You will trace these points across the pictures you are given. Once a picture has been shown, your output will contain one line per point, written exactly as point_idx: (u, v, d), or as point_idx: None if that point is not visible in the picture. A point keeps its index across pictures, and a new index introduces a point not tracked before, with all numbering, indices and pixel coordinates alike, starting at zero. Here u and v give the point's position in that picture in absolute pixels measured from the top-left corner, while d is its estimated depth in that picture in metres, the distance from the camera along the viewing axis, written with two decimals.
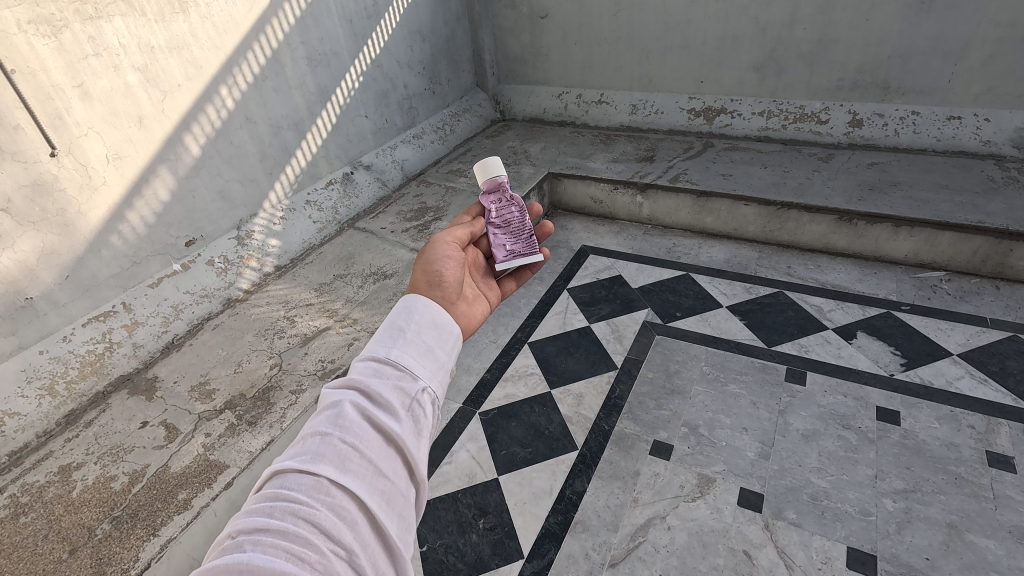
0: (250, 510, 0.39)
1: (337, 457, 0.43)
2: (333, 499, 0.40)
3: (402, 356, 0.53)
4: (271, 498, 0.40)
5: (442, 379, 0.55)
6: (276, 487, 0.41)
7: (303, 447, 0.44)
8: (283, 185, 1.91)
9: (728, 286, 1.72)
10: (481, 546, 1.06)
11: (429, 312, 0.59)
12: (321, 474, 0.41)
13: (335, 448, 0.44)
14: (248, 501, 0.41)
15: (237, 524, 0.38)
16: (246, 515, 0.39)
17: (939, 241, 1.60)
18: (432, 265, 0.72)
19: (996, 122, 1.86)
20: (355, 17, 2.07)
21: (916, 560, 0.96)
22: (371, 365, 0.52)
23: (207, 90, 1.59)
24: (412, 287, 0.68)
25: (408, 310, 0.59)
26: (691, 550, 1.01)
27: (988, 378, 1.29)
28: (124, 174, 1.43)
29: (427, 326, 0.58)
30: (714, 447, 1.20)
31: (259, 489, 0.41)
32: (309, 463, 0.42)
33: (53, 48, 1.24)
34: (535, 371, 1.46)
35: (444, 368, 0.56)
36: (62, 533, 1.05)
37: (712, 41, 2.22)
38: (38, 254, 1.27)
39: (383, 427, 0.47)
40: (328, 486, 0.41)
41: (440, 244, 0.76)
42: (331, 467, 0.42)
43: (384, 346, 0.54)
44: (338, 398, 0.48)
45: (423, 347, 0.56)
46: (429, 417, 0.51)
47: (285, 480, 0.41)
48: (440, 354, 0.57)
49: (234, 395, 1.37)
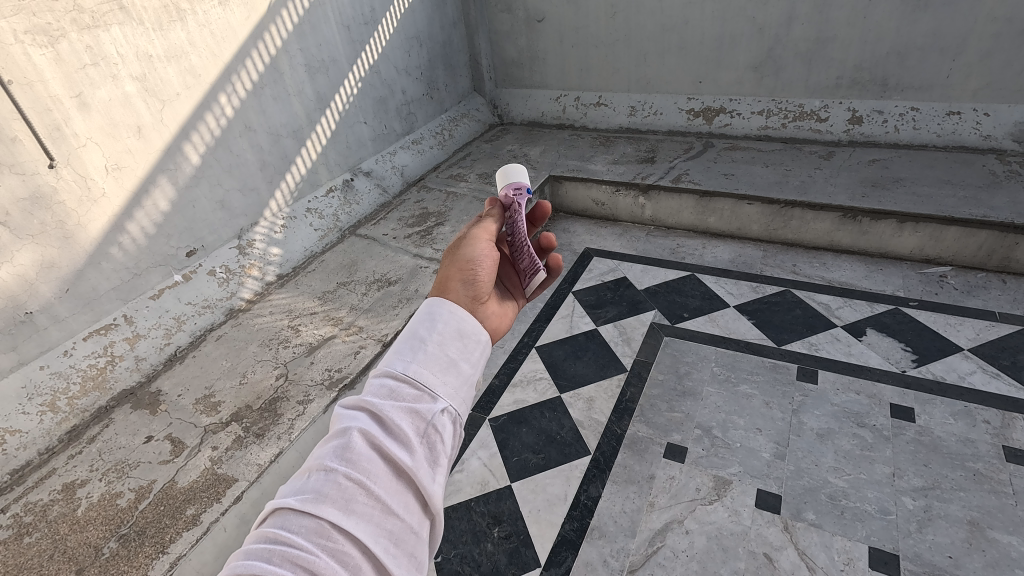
0: (248, 552, 0.38)
1: (342, 496, 0.42)
2: (335, 544, 0.39)
3: (420, 373, 0.51)
4: (269, 539, 0.39)
5: (465, 396, 0.53)
6: (276, 527, 0.40)
7: (307, 484, 0.43)
8: (284, 193, 1.90)
9: (734, 285, 1.72)
10: (497, 555, 1.04)
11: (454, 320, 0.57)
12: (323, 517, 0.40)
13: (339, 486, 0.42)
14: (248, 537, 0.40)
15: (232, 567, 0.36)
16: (245, 558, 0.38)
17: (944, 235, 1.60)
18: (470, 262, 0.70)
19: (996, 117, 1.87)
20: (352, 23, 2.06)
21: (939, 558, 0.95)
22: (386, 384, 0.50)
23: (206, 99, 1.58)
24: (444, 279, 0.66)
25: (432, 318, 0.56)
26: (711, 554, 1.00)
27: (1000, 372, 1.29)
28: (124, 184, 1.41)
29: (451, 336, 0.55)
30: (729, 448, 1.18)
31: (260, 526, 0.41)
32: (311, 504, 0.41)
33: (50, 58, 1.23)
34: (544, 376, 1.45)
35: (469, 382, 0.54)
36: (68, 553, 1.03)
37: (710, 41, 2.23)
38: (38, 268, 1.25)
39: (393, 458, 0.46)
40: (329, 529, 0.40)
41: (475, 240, 0.74)
42: (334, 509, 0.41)
43: (401, 361, 0.52)
44: (347, 424, 0.47)
45: (445, 359, 0.53)
46: (446, 445, 0.49)
47: (286, 519, 0.41)
48: (464, 367, 0.54)
49: (241, 407, 1.35)
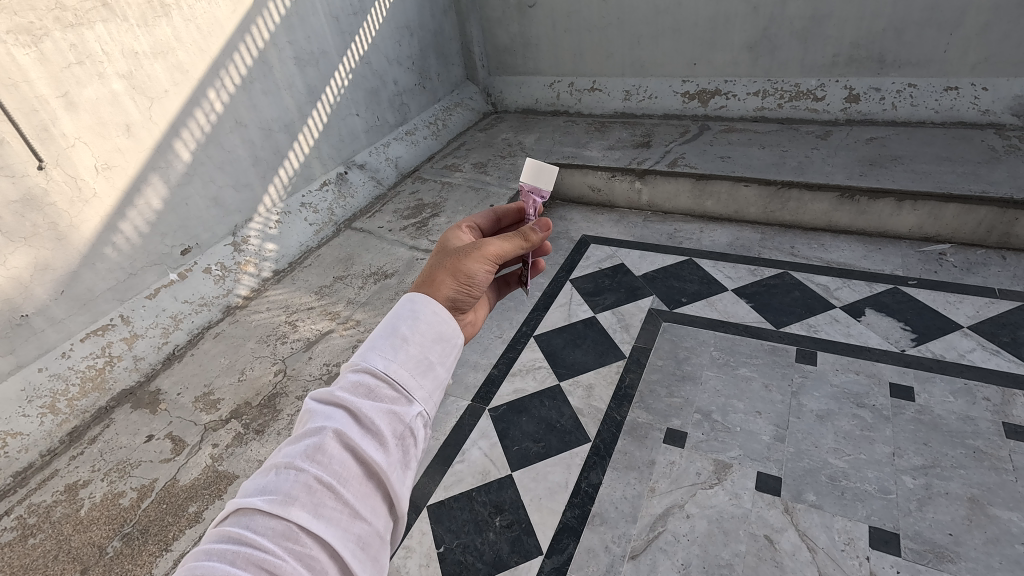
0: (208, 552, 0.37)
1: (312, 500, 0.41)
2: (302, 547, 0.38)
3: (399, 374, 0.51)
4: (234, 539, 0.38)
5: (438, 400, 0.54)
6: (240, 528, 0.39)
7: (275, 483, 0.42)
8: (277, 188, 1.88)
9: (732, 269, 1.70)
10: (499, 544, 1.05)
11: (436, 322, 0.57)
12: (291, 520, 0.39)
13: (309, 489, 0.41)
14: (207, 536, 0.38)
15: (192, 567, 0.35)
16: (205, 557, 0.37)
17: (943, 213, 1.59)
18: (467, 276, 0.66)
19: (994, 91, 1.85)
20: (340, 14, 2.03)
21: (940, 536, 0.95)
22: (364, 382, 0.50)
23: (195, 95, 1.56)
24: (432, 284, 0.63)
25: (414, 316, 0.56)
26: (712, 537, 1.00)
27: (1000, 349, 1.28)
28: (115, 183, 1.40)
29: (431, 338, 0.55)
30: (729, 432, 1.18)
31: (221, 525, 0.39)
32: (280, 506, 0.40)
33: (34, 58, 1.21)
34: (543, 364, 1.45)
35: (443, 386, 0.55)
36: (72, 552, 1.04)
37: (704, 22, 2.19)
38: (32, 270, 1.24)
39: (366, 460, 0.45)
40: (297, 533, 0.39)
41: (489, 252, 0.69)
42: (303, 511, 0.40)
43: (381, 358, 0.51)
44: (321, 423, 0.46)
45: (422, 362, 0.53)
46: (419, 448, 0.49)
47: (251, 520, 0.39)
48: (440, 371, 0.55)
49: (240, 403, 1.35)
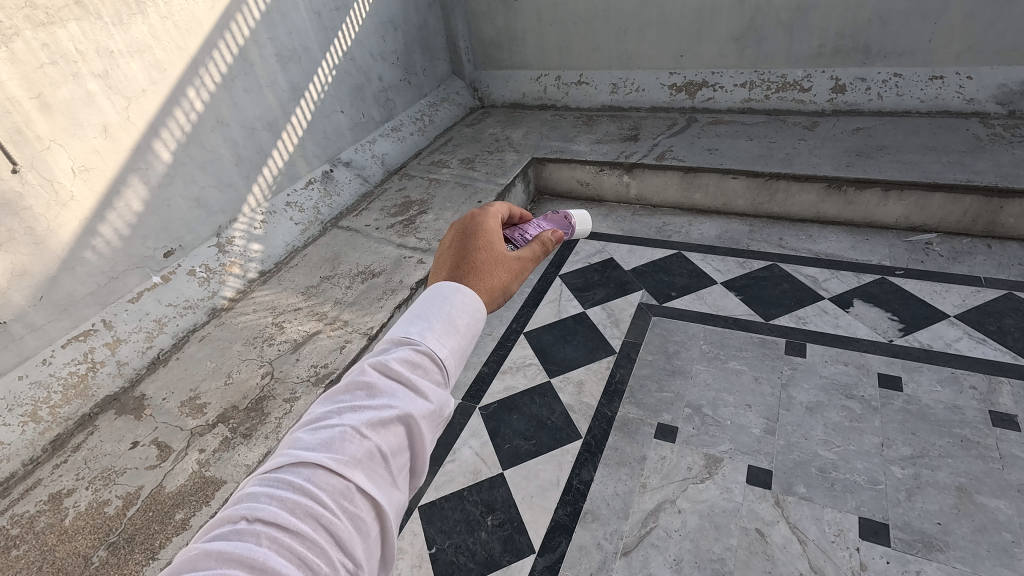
0: (270, 497, 0.36)
1: (368, 464, 0.41)
2: (356, 509, 0.38)
3: (449, 360, 0.51)
4: (296, 489, 0.37)
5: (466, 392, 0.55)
6: (301, 479, 0.38)
7: (336, 441, 0.41)
8: (261, 188, 1.85)
9: (721, 262, 1.70)
10: (490, 544, 1.04)
11: (479, 320, 0.57)
12: (351, 480, 0.39)
13: (367, 454, 0.41)
14: (264, 482, 0.37)
15: (257, 516, 0.35)
16: (262, 501, 0.36)
17: (929, 202, 1.60)
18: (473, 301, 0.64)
19: (978, 80, 1.86)
20: (322, 9, 1.99)
21: (928, 525, 0.96)
22: (419, 359, 0.49)
23: (173, 94, 1.52)
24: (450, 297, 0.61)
25: (465, 307, 0.56)
26: (703, 532, 1.00)
27: (986, 338, 1.29)
28: (93, 186, 1.36)
29: (474, 333, 0.56)
30: (719, 426, 1.19)
31: (280, 472, 0.38)
32: (343, 465, 0.39)
33: (5, 59, 1.17)
34: (533, 361, 1.44)
35: None
36: (57, 563, 1.02)
37: (690, 13, 2.17)
38: (9, 276, 1.21)
39: (413, 434, 0.46)
40: (354, 493, 0.39)
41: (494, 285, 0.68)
42: (361, 474, 0.40)
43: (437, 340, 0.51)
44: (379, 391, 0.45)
45: (463, 352, 0.54)
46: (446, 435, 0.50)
47: (311, 473, 0.38)
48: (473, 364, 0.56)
49: (227, 407, 1.33)
